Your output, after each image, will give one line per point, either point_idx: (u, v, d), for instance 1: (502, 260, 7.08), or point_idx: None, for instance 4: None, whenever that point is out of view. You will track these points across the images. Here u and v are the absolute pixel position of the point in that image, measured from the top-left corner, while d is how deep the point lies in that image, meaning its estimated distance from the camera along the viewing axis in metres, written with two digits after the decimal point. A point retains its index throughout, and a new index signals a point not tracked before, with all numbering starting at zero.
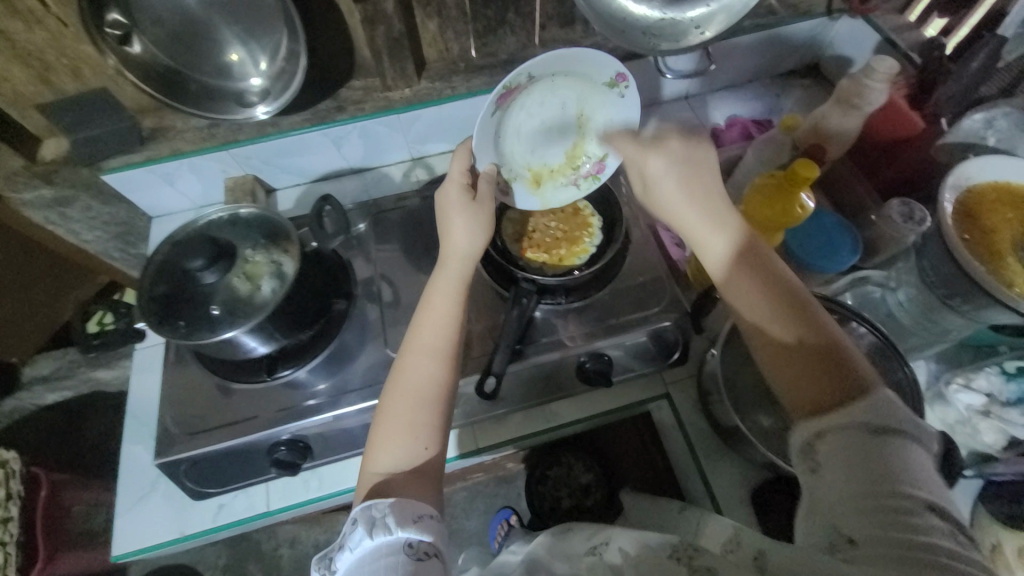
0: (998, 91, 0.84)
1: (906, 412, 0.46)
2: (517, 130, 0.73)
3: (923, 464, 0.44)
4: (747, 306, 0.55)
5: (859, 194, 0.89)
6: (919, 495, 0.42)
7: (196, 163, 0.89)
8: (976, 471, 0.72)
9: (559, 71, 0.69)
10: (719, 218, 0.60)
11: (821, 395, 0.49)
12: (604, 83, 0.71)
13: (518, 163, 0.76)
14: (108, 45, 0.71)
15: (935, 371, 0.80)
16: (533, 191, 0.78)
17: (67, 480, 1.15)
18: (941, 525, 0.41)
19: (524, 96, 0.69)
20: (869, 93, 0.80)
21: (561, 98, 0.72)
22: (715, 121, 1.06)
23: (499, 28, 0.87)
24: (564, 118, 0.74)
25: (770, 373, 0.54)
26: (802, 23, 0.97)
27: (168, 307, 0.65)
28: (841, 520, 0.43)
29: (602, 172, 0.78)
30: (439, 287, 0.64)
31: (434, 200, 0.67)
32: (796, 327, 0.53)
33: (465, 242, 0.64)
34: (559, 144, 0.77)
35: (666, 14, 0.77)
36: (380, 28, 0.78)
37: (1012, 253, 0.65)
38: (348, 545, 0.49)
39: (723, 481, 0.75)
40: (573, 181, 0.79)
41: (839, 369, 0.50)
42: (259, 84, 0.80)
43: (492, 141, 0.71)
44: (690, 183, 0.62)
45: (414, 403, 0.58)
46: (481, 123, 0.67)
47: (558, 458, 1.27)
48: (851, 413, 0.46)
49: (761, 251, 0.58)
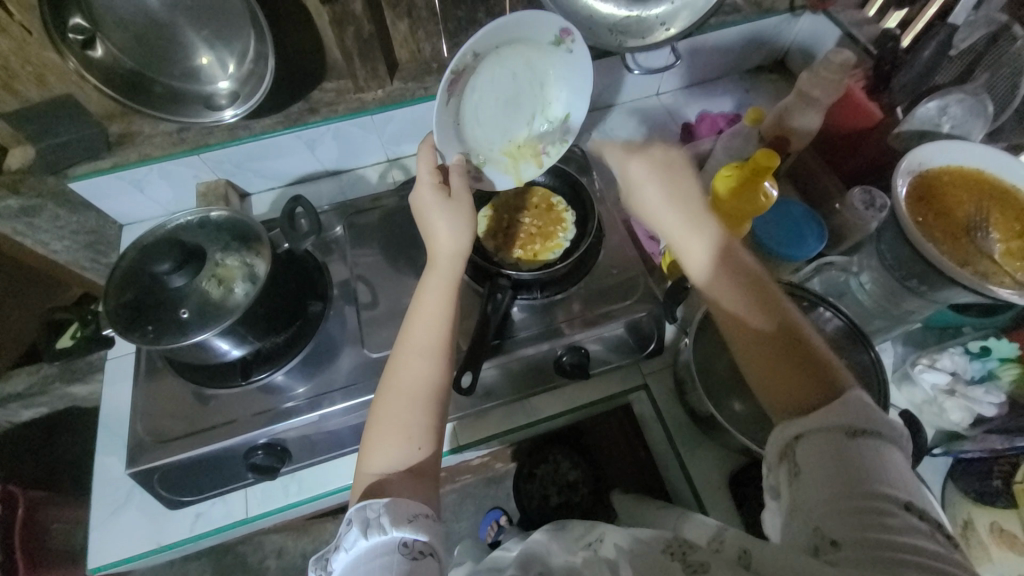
0: (954, 79, 0.87)
1: (878, 413, 0.47)
2: (476, 113, 0.71)
3: (897, 464, 0.45)
4: (726, 309, 0.56)
5: (825, 183, 0.92)
6: (894, 495, 0.42)
7: (167, 169, 0.88)
8: (944, 450, 0.75)
9: (503, 43, 0.67)
10: (700, 223, 0.61)
11: (799, 396, 0.50)
12: (549, 42, 0.69)
13: (486, 146, 0.75)
14: (70, 50, 0.70)
15: (902, 353, 0.83)
16: (505, 168, 0.77)
17: (44, 497, 1.12)
18: (919, 525, 0.41)
19: (475, 77, 0.67)
20: (829, 86, 0.83)
21: (511, 69, 0.70)
22: (686, 117, 1.09)
23: (470, 29, 0.88)
24: (519, 89, 0.73)
25: (749, 375, 0.54)
26: (768, 19, 1.00)
27: (137, 312, 0.65)
28: (823, 522, 0.42)
29: (567, 134, 0.78)
30: (429, 289, 0.63)
31: (410, 205, 0.68)
32: (771, 330, 0.54)
33: (452, 242, 0.64)
34: (521, 117, 0.76)
35: (631, 12, 0.80)
36: (349, 29, 0.78)
37: (966, 234, 0.68)
38: (343, 545, 0.49)
39: (702, 469, 0.75)
40: (543, 150, 0.78)
41: (814, 367, 0.51)
42: (226, 87, 0.80)
43: (454, 130, 0.70)
44: (671, 189, 0.64)
45: (405, 407, 0.58)
46: (437, 114, 0.66)
47: (547, 455, 1.25)
48: (826, 416, 0.47)
49: (738, 256, 0.59)
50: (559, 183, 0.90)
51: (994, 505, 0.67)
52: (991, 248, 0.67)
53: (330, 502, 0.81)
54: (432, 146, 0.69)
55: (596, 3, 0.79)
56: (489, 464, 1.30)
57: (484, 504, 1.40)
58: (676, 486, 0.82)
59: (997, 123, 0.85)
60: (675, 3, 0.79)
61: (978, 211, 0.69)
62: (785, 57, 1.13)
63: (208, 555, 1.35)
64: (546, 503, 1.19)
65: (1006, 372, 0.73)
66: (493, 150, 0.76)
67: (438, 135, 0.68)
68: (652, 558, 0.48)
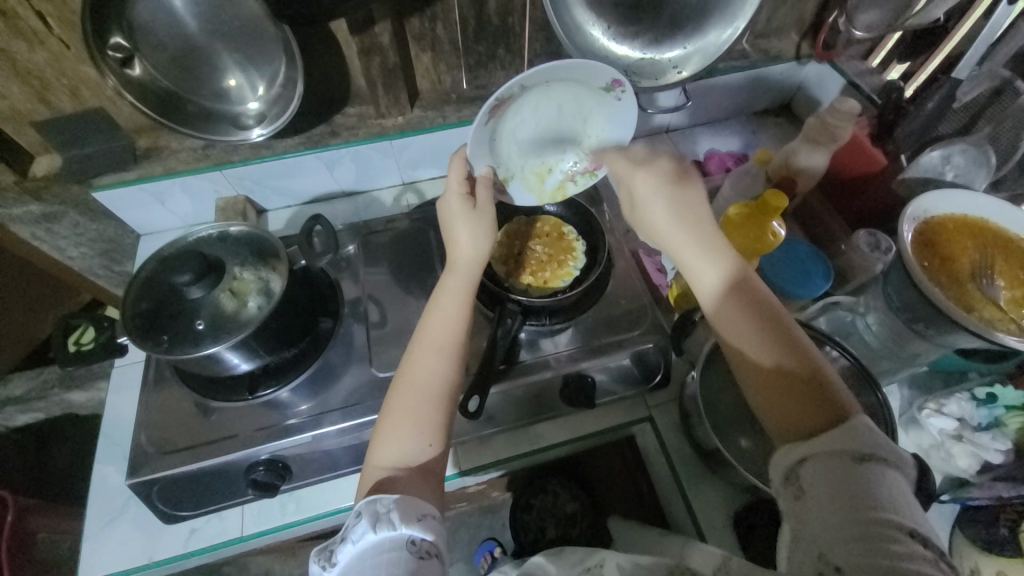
0: (955, 130, 0.90)
1: (884, 437, 0.47)
2: (512, 134, 0.74)
3: (902, 491, 0.44)
4: (734, 333, 0.57)
5: (830, 225, 0.94)
6: (900, 521, 0.41)
7: (189, 183, 0.90)
8: (952, 497, 0.72)
9: (555, 78, 0.69)
10: (711, 243, 0.61)
11: (805, 421, 0.50)
12: (599, 87, 0.73)
13: (514, 163, 0.77)
14: (109, 67, 0.73)
15: (908, 396, 0.83)
16: (529, 187, 0.79)
17: (34, 504, 1.10)
18: (925, 553, 0.40)
19: (518, 105, 0.70)
20: (834, 131, 0.86)
21: (557, 102, 0.73)
22: (694, 154, 1.12)
23: (489, 63, 0.92)
24: (560, 121, 0.75)
25: (755, 400, 0.55)
26: (775, 66, 1.05)
27: (153, 322, 0.66)
28: (828, 547, 0.42)
29: (597, 169, 0.78)
30: (447, 291, 0.64)
31: (436, 210, 0.70)
32: (777, 356, 0.54)
33: (470, 246, 0.66)
34: (557, 144, 0.77)
35: (645, 54, 0.83)
36: (376, 59, 0.81)
37: (971, 279, 0.69)
38: (351, 537, 0.48)
39: (706, 505, 0.74)
40: (570, 178, 0.80)
41: (819, 393, 0.51)
42: (254, 109, 0.83)
43: (487, 147, 0.72)
44: (678, 204, 0.64)
45: (417, 400, 0.59)
46: (474, 131, 0.68)
47: (544, 485, 1.22)
48: (830, 440, 0.47)
49: (751, 282, 0.59)
50: (569, 213, 0.92)
51: (1002, 554, 0.66)
52: (996, 296, 0.68)
53: (327, 525, 0.79)
54: (464, 157, 0.69)
55: (611, 44, 0.83)
56: (486, 492, 1.28)
57: (479, 535, 1.37)
58: (678, 523, 0.80)
59: (999, 173, 0.87)
60: (687, 48, 0.82)
61: (982, 258, 0.71)
62: (790, 102, 1.17)
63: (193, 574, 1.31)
64: (543, 536, 1.16)
65: (1012, 420, 0.73)
66: (521, 168, 0.77)
67: (471, 147, 0.69)
68: None
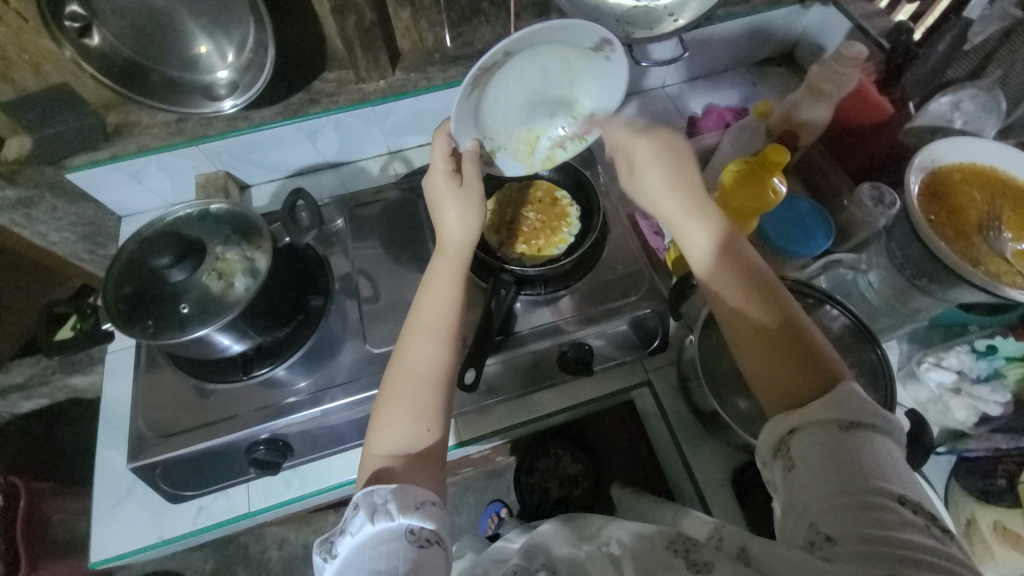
0: (966, 74, 0.85)
1: (875, 405, 0.46)
2: (498, 104, 0.69)
3: (891, 457, 0.44)
4: (725, 299, 0.56)
5: (832, 179, 0.91)
6: (890, 489, 0.41)
7: (166, 160, 0.86)
8: (948, 449, 0.75)
9: (540, 41, 0.63)
10: (704, 209, 0.60)
11: (795, 391, 0.49)
12: (588, 47, 0.67)
13: (501, 133, 0.72)
14: (66, 37, 0.69)
15: (907, 351, 0.83)
16: (516, 156, 0.76)
17: (47, 488, 1.12)
18: (916, 520, 0.40)
19: (502, 72, 0.65)
20: (839, 80, 0.81)
21: (543, 67, 0.68)
22: (692, 110, 1.07)
23: (474, 18, 0.86)
24: (547, 86, 0.70)
25: (746, 368, 0.54)
26: (777, 11, 0.98)
27: (137, 307, 0.64)
28: (817, 517, 0.42)
29: (587, 134, 0.75)
30: (438, 273, 0.63)
31: (422, 190, 0.67)
32: (774, 322, 0.53)
33: (454, 225, 0.64)
34: (546, 109, 0.73)
35: (639, 2, 0.77)
36: (351, 18, 0.76)
37: (978, 232, 0.67)
38: (350, 529, 0.49)
39: (705, 465, 0.75)
40: (560, 145, 0.76)
41: (811, 361, 0.50)
42: (226, 77, 0.78)
43: (472, 118, 0.67)
44: (675, 171, 0.62)
45: (411, 386, 0.58)
46: (458, 105, 0.63)
47: (547, 449, 1.25)
48: (820, 409, 0.46)
49: (741, 247, 0.58)
50: (564, 177, 0.89)
51: (1000, 504, 0.68)
52: (1003, 248, 0.66)
53: (332, 497, 0.81)
54: (447, 132, 0.66)
55: None
56: (490, 457, 1.31)
57: (485, 497, 1.40)
58: (678, 484, 0.82)
59: (1010, 119, 0.83)
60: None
61: (990, 209, 0.69)
62: (793, 49, 1.11)
63: (210, 544, 1.35)
64: (546, 497, 1.19)
65: (1012, 371, 0.72)
66: (508, 137, 0.73)
67: (456, 122, 0.65)
68: (653, 555, 0.47)
